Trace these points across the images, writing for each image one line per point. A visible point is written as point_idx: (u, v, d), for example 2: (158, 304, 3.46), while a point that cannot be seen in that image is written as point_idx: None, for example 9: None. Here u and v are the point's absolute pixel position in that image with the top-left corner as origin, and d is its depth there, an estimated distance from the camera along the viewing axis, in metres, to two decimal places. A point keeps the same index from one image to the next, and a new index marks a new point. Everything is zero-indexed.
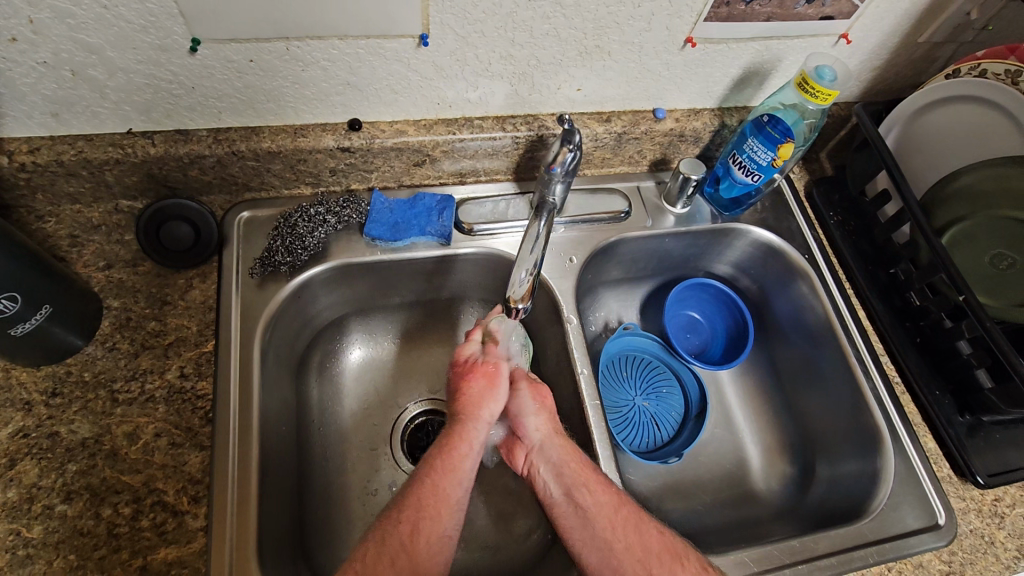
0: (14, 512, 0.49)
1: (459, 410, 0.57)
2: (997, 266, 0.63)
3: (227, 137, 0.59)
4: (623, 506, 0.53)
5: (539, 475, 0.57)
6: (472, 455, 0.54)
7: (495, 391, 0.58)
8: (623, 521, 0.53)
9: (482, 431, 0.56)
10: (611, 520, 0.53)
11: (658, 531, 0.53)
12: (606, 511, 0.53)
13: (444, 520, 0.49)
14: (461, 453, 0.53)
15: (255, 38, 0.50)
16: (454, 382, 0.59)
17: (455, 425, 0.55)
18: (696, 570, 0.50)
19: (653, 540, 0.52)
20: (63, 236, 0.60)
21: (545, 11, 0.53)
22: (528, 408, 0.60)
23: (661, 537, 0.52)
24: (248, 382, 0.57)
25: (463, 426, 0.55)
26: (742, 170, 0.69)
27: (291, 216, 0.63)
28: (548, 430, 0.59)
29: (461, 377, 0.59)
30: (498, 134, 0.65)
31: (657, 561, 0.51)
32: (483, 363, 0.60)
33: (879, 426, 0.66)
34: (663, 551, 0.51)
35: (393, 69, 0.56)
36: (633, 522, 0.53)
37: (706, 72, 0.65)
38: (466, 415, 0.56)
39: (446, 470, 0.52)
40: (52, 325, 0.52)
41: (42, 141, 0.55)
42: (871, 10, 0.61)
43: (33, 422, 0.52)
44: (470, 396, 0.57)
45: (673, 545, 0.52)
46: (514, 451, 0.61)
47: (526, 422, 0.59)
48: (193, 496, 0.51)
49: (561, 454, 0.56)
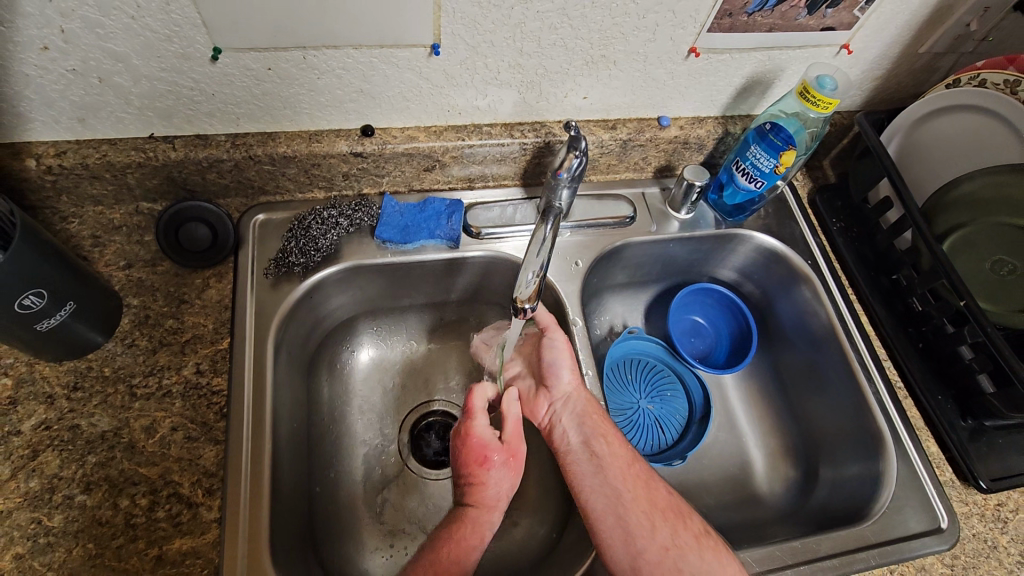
0: (36, 501, 0.50)
1: (472, 503, 0.56)
2: (998, 272, 0.64)
3: (244, 142, 0.61)
4: (635, 463, 0.58)
5: (558, 422, 0.61)
6: (481, 548, 0.54)
7: (505, 477, 0.58)
8: (633, 473, 0.57)
9: (493, 524, 0.56)
10: (622, 471, 0.57)
11: (665, 491, 0.56)
12: (620, 463, 0.57)
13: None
14: (472, 546, 0.54)
15: (274, 47, 0.52)
16: (463, 463, 0.58)
17: (468, 518, 0.55)
18: (697, 529, 0.54)
19: (659, 496, 0.55)
20: (86, 237, 0.62)
21: (553, 21, 0.55)
22: (562, 363, 0.62)
23: (668, 496, 0.56)
24: (263, 379, 0.58)
25: (475, 519, 0.55)
26: (745, 177, 0.70)
27: (306, 218, 0.66)
28: (575, 383, 0.62)
29: (480, 471, 0.57)
30: (506, 140, 0.66)
31: (661, 516, 0.54)
32: (497, 451, 0.59)
33: (881, 431, 0.66)
34: (668, 508, 0.55)
35: (405, 78, 0.58)
36: (642, 478, 0.57)
37: (710, 80, 0.67)
38: (475, 510, 0.56)
39: (456, 564, 0.52)
40: (75, 322, 0.54)
41: (69, 145, 0.57)
42: (872, 21, 0.62)
43: (55, 414, 0.54)
44: (485, 485, 0.57)
45: (677, 505, 0.55)
46: (536, 399, 0.63)
47: (563, 376, 0.62)
48: (207, 489, 0.53)
49: (586, 405, 0.60)
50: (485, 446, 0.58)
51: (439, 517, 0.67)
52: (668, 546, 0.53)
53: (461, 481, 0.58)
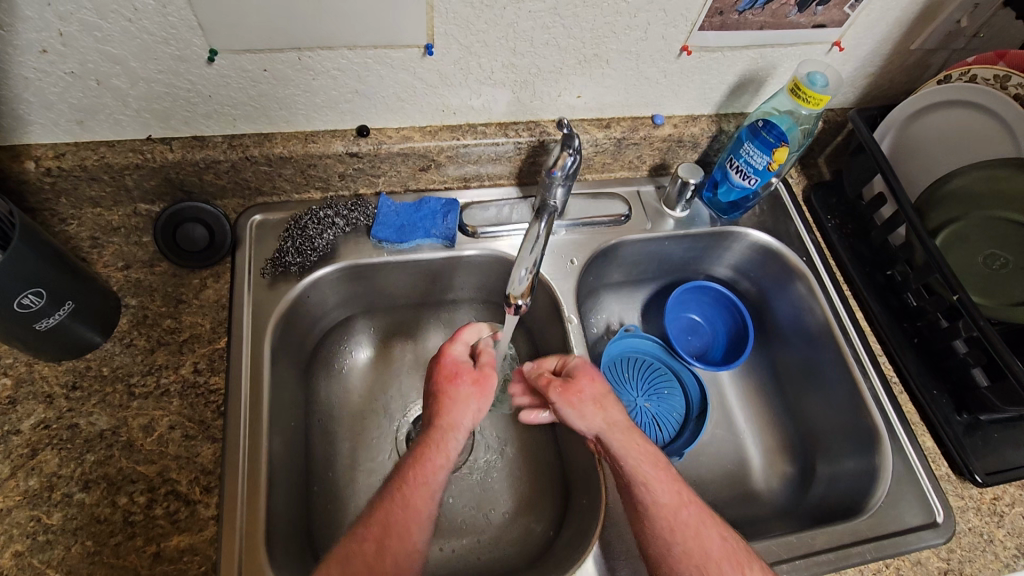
0: (35, 499, 0.51)
1: (439, 419, 0.55)
2: (991, 266, 0.64)
3: (241, 143, 0.62)
4: (684, 508, 0.53)
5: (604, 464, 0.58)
6: (446, 467, 0.52)
7: (475, 399, 0.57)
8: (681, 525, 0.52)
9: (459, 443, 0.55)
10: (669, 522, 0.52)
11: (719, 539, 0.52)
12: (666, 511, 0.53)
13: (422, 505, 0.50)
14: (437, 464, 0.52)
15: (269, 48, 0.52)
16: (436, 385, 0.58)
17: (434, 435, 0.54)
18: None
19: (712, 546, 0.52)
20: (85, 238, 0.63)
21: (544, 21, 0.56)
22: (571, 415, 0.58)
23: (723, 545, 0.52)
24: (260, 378, 0.59)
25: (441, 437, 0.54)
26: (739, 174, 0.70)
27: (302, 218, 0.66)
28: (601, 424, 0.57)
29: (450, 386, 0.57)
30: (501, 139, 0.67)
31: (715, 569, 0.51)
32: (471, 372, 0.58)
33: (876, 425, 0.66)
34: (723, 559, 0.51)
35: (399, 78, 0.59)
36: (692, 526, 0.52)
37: (703, 79, 0.67)
38: (439, 427, 0.54)
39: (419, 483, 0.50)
40: (73, 321, 0.54)
41: (67, 147, 0.58)
42: (862, 19, 0.63)
43: (54, 414, 0.55)
44: (453, 401, 0.56)
45: (734, 553, 0.52)
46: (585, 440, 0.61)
47: (574, 422, 0.58)
48: (205, 487, 0.53)
49: (622, 448, 0.56)
50: (457, 365, 0.59)
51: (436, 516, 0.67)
52: None
53: (431, 400, 0.57)
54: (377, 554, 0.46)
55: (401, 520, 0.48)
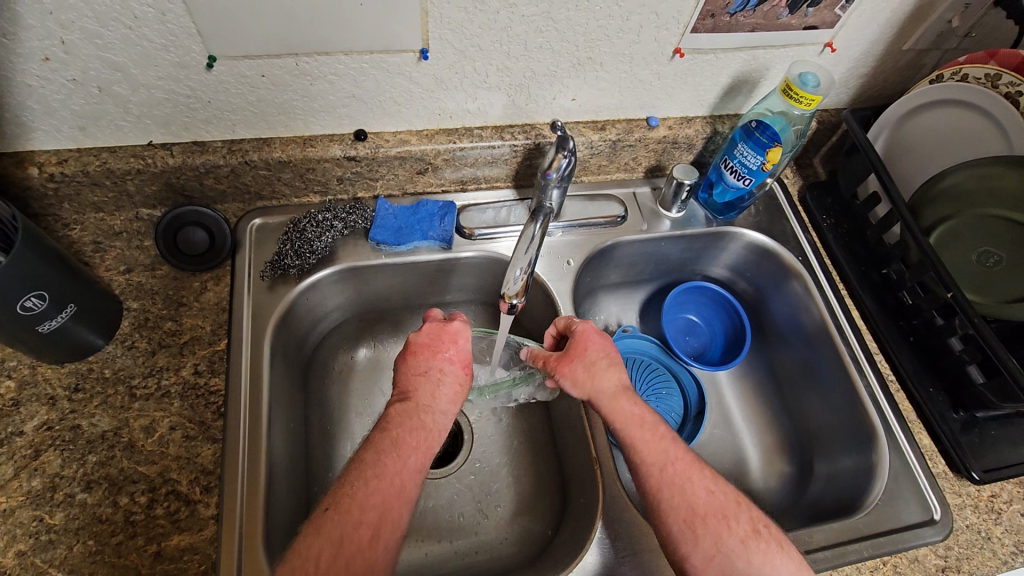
0: (38, 499, 0.52)
1: (427, 401, 0.54)
2: (985, 264, 0.64)
3: (240, 147, 0.62)
4: (670, 466, 0.53)
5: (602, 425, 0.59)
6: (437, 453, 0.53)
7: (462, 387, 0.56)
8: (667, 482, 0.52)
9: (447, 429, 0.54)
10: (656, 480, 0.52)
11: (705, 495, 0.51)
12: (652, 469, 0.53)
13: (410, 489, 0.49)
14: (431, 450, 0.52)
15: (266, 54, 0.53)
16: (424, 363, 0.56)
17: (423, 419, 0.53)
18: (744, 532, 0.50)
19: (699, 502, 0.51)
20: (87, 242, 0.64)
21: (537, 24, 0.56)
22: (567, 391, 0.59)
23: (709, 499, 0.51)
24: (260, 378, 0.59)
25: (433, 422, 0.53)
26: (733, 174, 0.71)
27: (300, 222, 0.67)
28: (590, 391, 0.58)
29: (438, 365, 0.56)
30: (496, 142, 0.68)
31: (702, 524, 0.50)
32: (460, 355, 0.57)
33: (873, 423, 0.67)
34: (709, 514, 0.50)
35: (395, 82, 0.60)
36: (677, 484, 0.52)
37: (696, 80, 0.68)
38: (430, 412, 0.53)
39: (409, 468, 0.50)
40: (75, 324, 0.55)
41: (70, 153, 0.59)
42: (854, 20, 0.63)
43: (57, 415, 0.56)
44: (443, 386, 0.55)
45: (721, 506, 0.51)
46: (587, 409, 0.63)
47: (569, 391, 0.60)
48: (205, 487, 0.54)
49: (608, 411, 0.56)
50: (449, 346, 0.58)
51: (433, 517, 0.67)
52: (713, 554, 0.49)
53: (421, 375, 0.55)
54: (372, 540, 0.46)
55: (393, 503, 0.48)
